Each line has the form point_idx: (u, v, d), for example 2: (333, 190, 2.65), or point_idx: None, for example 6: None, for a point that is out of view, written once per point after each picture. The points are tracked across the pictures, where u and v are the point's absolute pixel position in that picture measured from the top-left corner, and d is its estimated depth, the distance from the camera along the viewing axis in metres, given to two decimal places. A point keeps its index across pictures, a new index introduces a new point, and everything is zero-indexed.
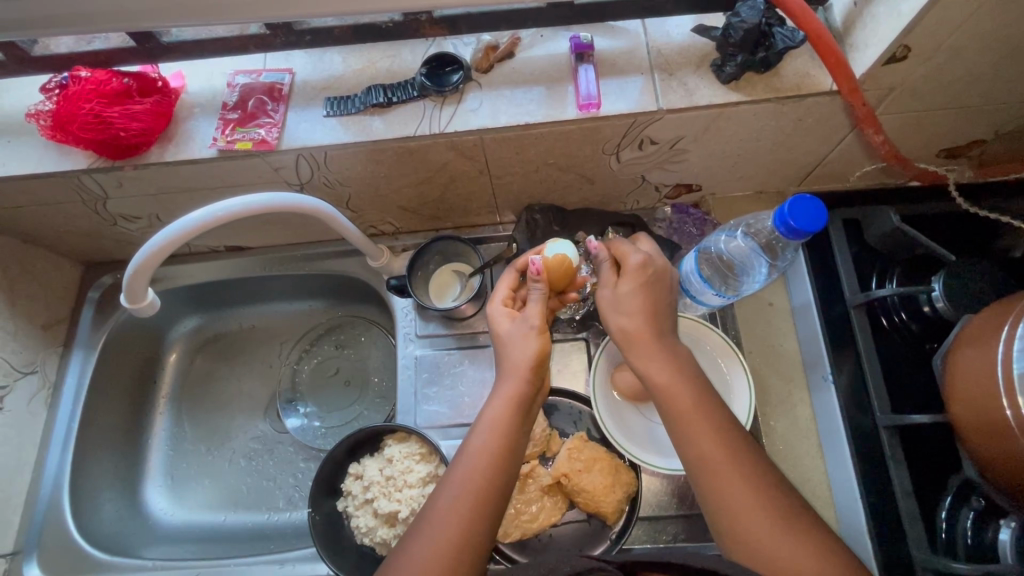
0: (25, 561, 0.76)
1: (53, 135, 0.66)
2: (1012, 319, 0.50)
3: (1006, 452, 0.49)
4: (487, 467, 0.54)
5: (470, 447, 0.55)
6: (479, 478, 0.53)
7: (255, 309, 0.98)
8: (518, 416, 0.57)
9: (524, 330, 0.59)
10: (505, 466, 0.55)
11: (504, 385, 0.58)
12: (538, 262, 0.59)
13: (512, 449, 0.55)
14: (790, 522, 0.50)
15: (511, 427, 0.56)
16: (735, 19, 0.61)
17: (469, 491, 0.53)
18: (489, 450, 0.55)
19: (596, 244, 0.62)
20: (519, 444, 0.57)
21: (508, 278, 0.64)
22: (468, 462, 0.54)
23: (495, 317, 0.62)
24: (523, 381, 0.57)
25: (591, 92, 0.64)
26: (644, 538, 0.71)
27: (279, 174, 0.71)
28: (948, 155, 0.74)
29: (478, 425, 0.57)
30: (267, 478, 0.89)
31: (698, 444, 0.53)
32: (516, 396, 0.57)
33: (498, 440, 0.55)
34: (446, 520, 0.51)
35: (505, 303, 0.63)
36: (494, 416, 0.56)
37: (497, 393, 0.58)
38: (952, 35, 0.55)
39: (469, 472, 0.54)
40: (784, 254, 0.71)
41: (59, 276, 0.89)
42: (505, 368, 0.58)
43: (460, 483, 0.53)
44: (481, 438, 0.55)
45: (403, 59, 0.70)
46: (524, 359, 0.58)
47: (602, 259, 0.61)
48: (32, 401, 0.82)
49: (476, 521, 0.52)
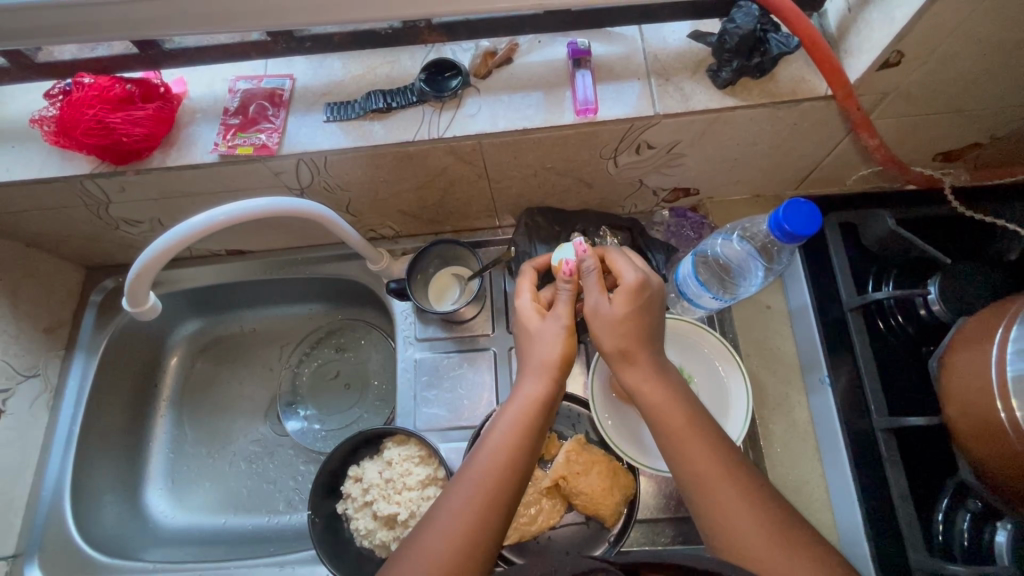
0: (26, 563, 0.77)
1: (57, 141, 0.67)
2: (1006, 322, 0.51)
3: (1001, 454, 0.49)
4: (503, 465, 0.54)
5: (489, 443, 0.56)
6: (496, 476, 0.53)
7: (255, 312, 0.99)
8: (538, 418, 0.57)
9: (554, 330, 0.60)
10: (523, 466, 0.55)
11: (528, 385, 0.58)
12: (570, 264, 0.59)
13: (530, 450, 0.56)
14: (783, 524, 0.50)
15: (531, 428, 0.56)
16: (730, 25, 0.62)
17: (485, 487, 0.53)
18: (506, 449, 0.55)
19: (583, 248, 0.60)
20: (536, 447, 0.57)
21: (529, 276, 0.64)
22: (485, 458, 0.55)
23: (524, 312, 0.62)
24: (548, 383, 0.58)
25: (589, 97, 0.65)
26: (642, 540, 0.72)
27: (279, 179, 0.72)
28: (944, 158, 0.75)
29: (498, 424, 0.57)
30: (267, 481, 0.89)
31: (691, 459, 0.54)
32: (539, 398, 0.58)
33: (516, 440, 0.55)
34: (460, 514, 0.52)
35: (532, 299, 0.63)
36: (515, 416, 0.57)
37: (519, 393, 0.58)
38: (944, 40, 0.55)
39: (486, 469, 0.54)
40: (780, 257, 0.72)
41: (61, 280, 0.89)
42: (528, 365, 0.59)
43: (477, 479, 0.53)
44: (498, 437, 0.56)
45: (402, 65, 0.71)
46: (551, 361, 0.59)
47: (590, 267, 0.59)
48: (35, 405, 0.83)
49: (489, 517, 0.52)
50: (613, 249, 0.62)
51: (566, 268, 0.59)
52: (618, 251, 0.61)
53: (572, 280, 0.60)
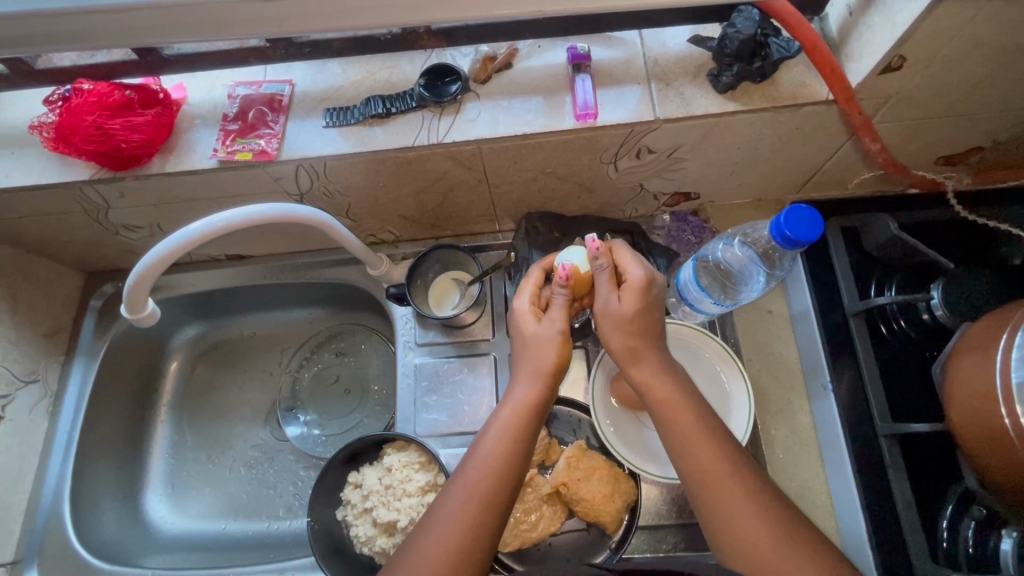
0: (25, 569, 0.76)
1: (56, 147, 0.67)
2: (1011, 327, 0.50)
3: (1007, 460, 0.49)
4: (498, 469, 0.54)
5: (482, 447, 0.55)
6: (491, 480, 0.53)
7: (254, 317, 0.98)
8: (530, 422, 0.57)
9: (551, 333, 0.59)
10: (517, 470, 0.55)
11: (521, 388, 0.58)
12: (567, 267, 0.57)
13: (524, 454, 0.55)
14: (787, 531, 0.49)
15: (523, 432, 0.56)
16: (731, 29, 0.62)
17: (480, 492, 0.52)
18: (501, 454, 0.54)
19: (597, 244, 0.58)
20: (530, 450, 0.57)
21: (535, 276, 0.62)
22: (479, 462, 0.54)
23: (521, 313, 0.61)
24: (543, 387, 0.58)
25: (589, 101, 0.65)
26: (643, 547, 0.71)
27: (278, 184, 0.71)
28: (946, 162, 0.75)
29: (490, 428, 0.57)
30: (267, 486, 0.89)
31: (698, 461, 0.53)
32: (531, 402, 0.57)
33: (510, 444, 0.55)
34: (455, 519, 0.51)
35: (531, 301, 0.62)
36: (508, 418, 0.56)
37: (512, 396, 0.58)
38: (945, 45, 0.55)
39: (480, 474, 0.53)
40: (781, 263, 0.71)
41: (61, 286, 0.89)
42: (524, 367, 0.59)
43: (471, 483, 0.53)
44: (493, 441, 0.55)
45: (402, 70, 0.71)
46: (546, 367, 0.58)
47: (602, 266, 0.58)
48: (35, 409, 0.83)
49: (485, 521, 0.52)
50: (621, 245, 0.61)
51: (561, 273, 0.57)
52: (624, 244, 0.60)
53: (568, 285, 0.58)
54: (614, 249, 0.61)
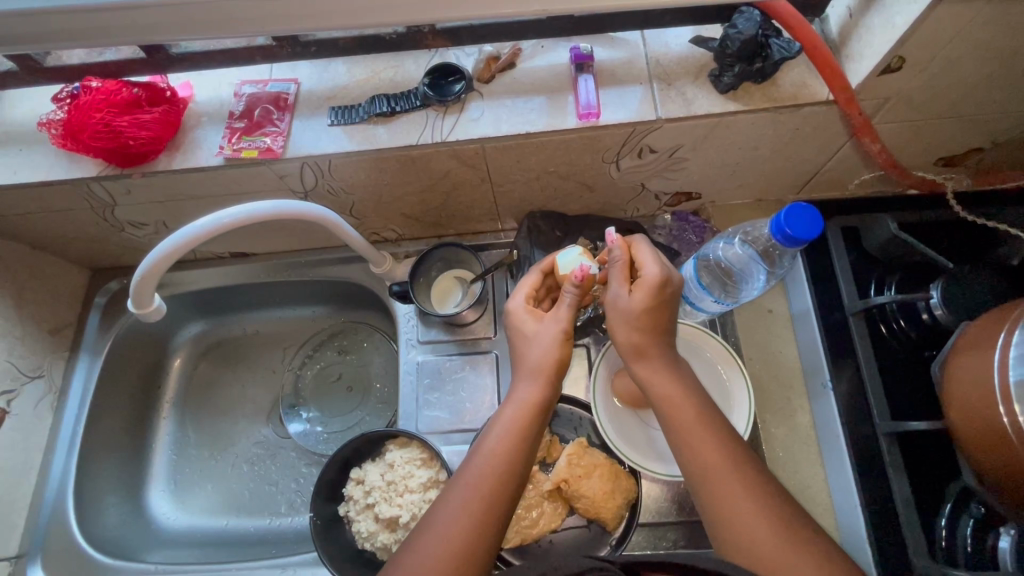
0: (29, 563, 0.77)
1: (64, 143, 0.68)
2: (1008, 326, 0.51)
3: (1004, 457, 0.49)
4: (500, 467, 0.54)
5: (485, 445, 0.56)
6: (494, 480, 0.53)
7: (259, 315, 0.99)
8: (533, 420, 0.57)
9: (550, 330, 0.59)
10: (520, 469, 0.55)
11: (524, 387, 0.58)
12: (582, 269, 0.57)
13: (528, 451, 0.56)
14: (787, 526, 0.50)
15: (526, 431, 0.56)
16: (733, 30, 0.62)
17: (483, 490, 0.53)
18: (504, 453, 0.55)
19: (614, 238, 0.59)
20: (534, 448, 0.57)
21: (530, 279, 0.63)
22: (482, 461, 0.55)
23: (517, 313, 0.62)
24: (545, 385, 0.58)
25: (591, 101, 0.65)
26: (644, 544, 0.72)
27: (284, 181, 0.72)
28: (945, 163, 0.75)
29: (494, 426, 0.57)
30: (269, 483, 0.90)
31: (700, 454, 0.54)
32: (535, 401, 0.57)
33: (513, 443, 0.55)
34: (460, 515, 0.52)
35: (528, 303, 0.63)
36: (511, 417, 0.57)
37: (515, 395, 0.58)
38: (945, 46, 0.56)
39: (483, 472, 0.54)
40: (781, 262, 0.71)
41: (65, 282, 0.89)
42: (527, 366, 0.59)
43: (474, 482, 0.53)
44: (496, 440, 0.56)
45: (406, 69, 0.72)
46: (546, 364, 0.58)
47: (617, 258, 0.59)
48: (40, 405, 0.83)
49: (488, 519, 0.52)
50: (640, 241, 0.60)
51: (578, 273, 0.57)
52: (643, 240, 0.60)
53: (581, 284, 0.57)
54: (631, 244, 0.60)
